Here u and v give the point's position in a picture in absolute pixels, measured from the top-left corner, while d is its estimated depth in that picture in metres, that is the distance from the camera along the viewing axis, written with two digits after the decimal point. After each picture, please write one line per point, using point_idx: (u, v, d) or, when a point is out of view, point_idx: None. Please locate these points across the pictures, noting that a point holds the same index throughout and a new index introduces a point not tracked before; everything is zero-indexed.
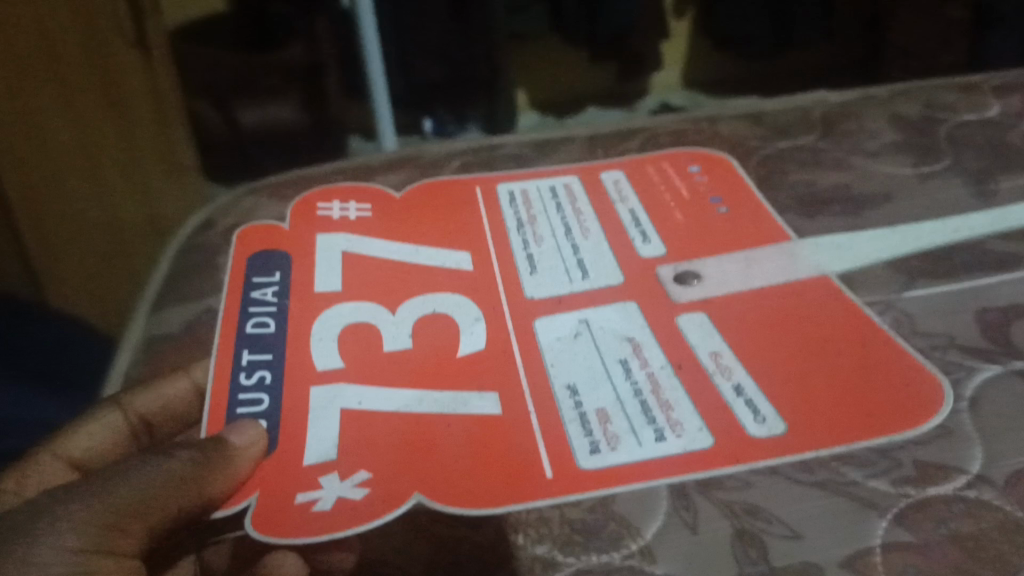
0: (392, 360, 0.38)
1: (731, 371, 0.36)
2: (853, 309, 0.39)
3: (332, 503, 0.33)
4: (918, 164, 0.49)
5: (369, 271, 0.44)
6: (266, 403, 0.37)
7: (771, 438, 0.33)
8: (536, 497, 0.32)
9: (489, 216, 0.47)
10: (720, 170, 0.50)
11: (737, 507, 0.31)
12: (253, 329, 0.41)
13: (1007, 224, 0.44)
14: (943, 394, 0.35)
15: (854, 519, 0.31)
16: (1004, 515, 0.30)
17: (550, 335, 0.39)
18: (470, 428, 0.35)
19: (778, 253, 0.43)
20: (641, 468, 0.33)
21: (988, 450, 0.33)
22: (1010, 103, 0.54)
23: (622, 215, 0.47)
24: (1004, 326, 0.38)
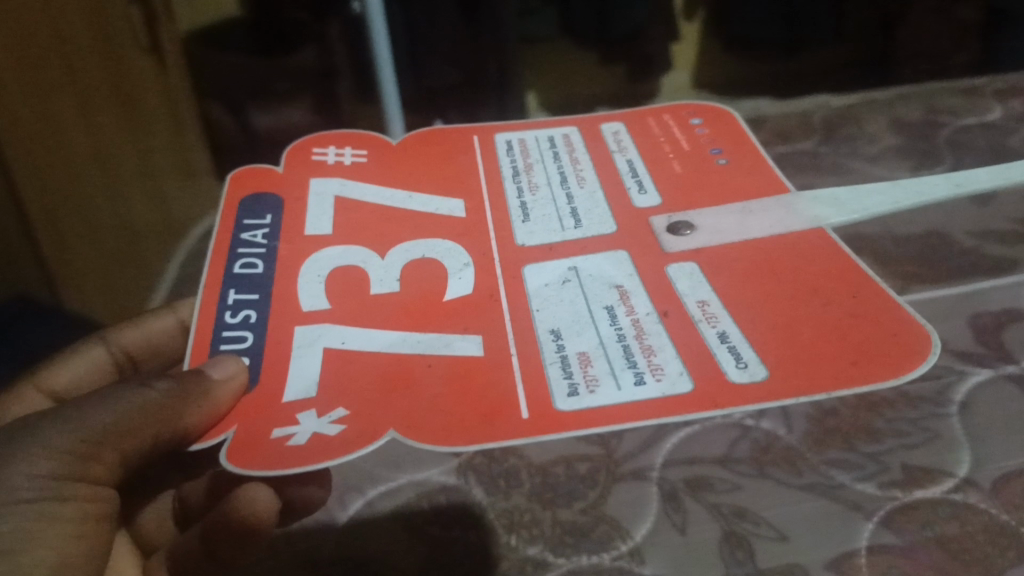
0: (379, 302, 0.38)
1: (717, 320, 0.36)
2: (845, 263, 0.39)
3: (308, 437, 0.31)
4: (917, 169, 0.49)
5: (359, 216, 0.43)
6: (250, 339, 0.36)
7: (752, 383, 0.33)
8: (510, 437, 0.32)
9: (486, 164, 0.48)
10: (723, 130, 0.50)
11: (725, 509, 0.32)
12: (242, 270, 0.39)
13: (1000, 228, 0.44)
14: (929, 344, 0.35)
15: (843, 523, 0.31)
16: (989, 518, 0.31)
17: (539, 282, 0.39)
18: (451, 369, 0.34)
19: (773, 206, 0.43)
20: (619, 412, 0.32)
21: (975, 454, 0.33)
22: (1012, 106, 0.54)
23: (620, 165, 0.47)
24: (997, 331, 0.38)
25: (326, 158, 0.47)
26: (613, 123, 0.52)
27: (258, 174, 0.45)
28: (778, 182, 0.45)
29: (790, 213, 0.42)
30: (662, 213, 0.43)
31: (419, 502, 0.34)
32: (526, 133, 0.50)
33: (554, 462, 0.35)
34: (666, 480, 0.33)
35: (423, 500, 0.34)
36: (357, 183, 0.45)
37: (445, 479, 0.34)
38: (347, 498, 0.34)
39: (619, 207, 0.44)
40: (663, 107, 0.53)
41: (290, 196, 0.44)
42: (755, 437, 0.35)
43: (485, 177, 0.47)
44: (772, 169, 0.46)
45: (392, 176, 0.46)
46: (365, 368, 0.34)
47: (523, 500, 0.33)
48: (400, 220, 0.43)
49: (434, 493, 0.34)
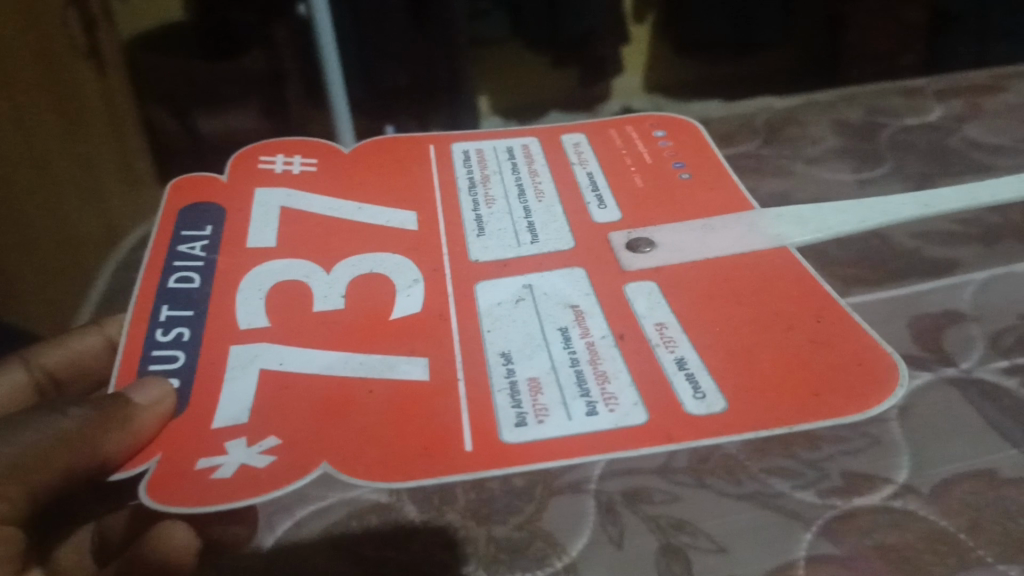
0: (321, 318, 0.38)
1: (676, 344, 0.36)
2: (809, 283, 0.39)
3: (234, 469, 0.32)
4: (858, 170, 0.49)
5: (305, 228, 0.44)
6: (183, 359, 0.36)
7: (710, 415, 0.33)
8: (448, 472, 0.32)
9: (441, 175, 0.49)
10: (684, 140, 0.51)
11: (663, 521, 0.31)
12: (176, 283, 0.40)
13: (937, 227, 0.44)
14: (898, 375, 0.35)
15: (782, 533, 0.31)
16: (928, 525, 0.31)
17: (490, 300, 0.40)
18: (394, 397, 0.34)
19: (734, 223, 0.43)
20: (566, 445, 0.33)
21: (915, 460, 0.33)
22: (952, 106, 0.55)
23: (581, 178, 0.48)
24: (937, 333, 0.38)
25: (276, 168, 0.48)
26: (574, 134, 0.53)
27: (207, 185, 0.47)
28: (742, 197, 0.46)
29: (753, 231, 0.43)
30: (623, 229, 0.44)
31: (349, 523, 0.32)
32: (485, 143, 0.51)
33: (489, 475, 0.33)
34: (604, 492, 0.33)
35: (353, 520, 0.32)
36: (307, 195, 0.46)
37: (375, 497, 0.33)
38: (274, 519, 0.32)
39: (582, 222, 0.45)
40: (630, 118, 0.54)
41: (239, 208, 0.45)
42: None
43: (439, 188, 0.48)
44: (736, 184, 0.47)
45: (341, 189, 0.47)
46: (303, 394, 0.35)
47: (457, 517, 0.32)
48: (349, 235, 0.44)
49: (365, 512, 0.32)
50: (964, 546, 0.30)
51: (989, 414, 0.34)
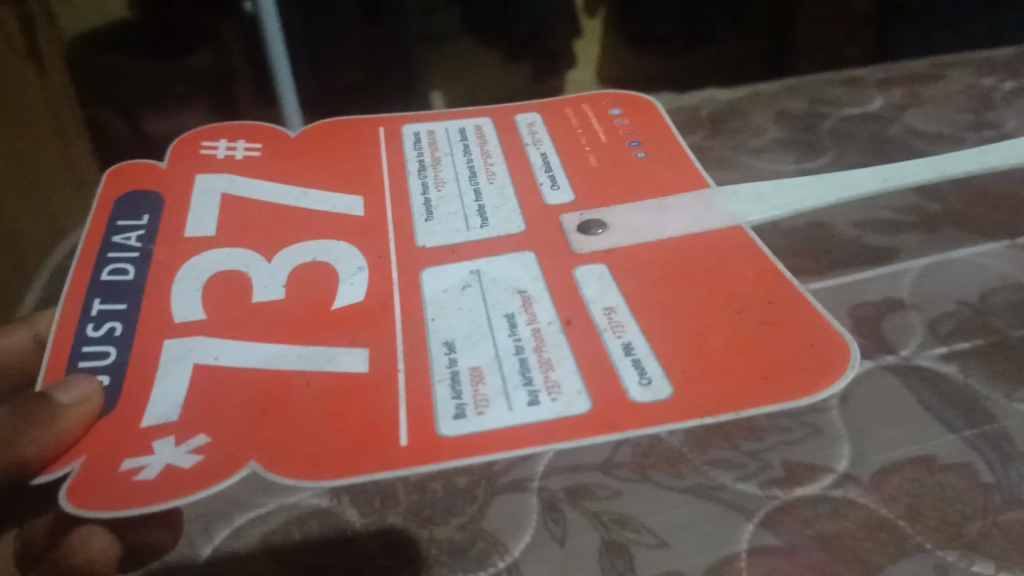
0: (264, 309, 0.39)
1: (623, 329, 0.37)
2: (764, 265, 0.40)
3: (160, 469, 0.33)
4: (800, 160, 0.50)
5: (248, 215, 0.45)
6: (114, 354, 0.37)
7: (656, 403, 0.34)
8: (387, 466, 0.33)
9: (392, 158, 0.50)
10: (640, 118, 0.53)
11: (606, 517, 0.31)
12: (110, 277, 0.41)
13: (877, 216, 0.44)
14: (849, 356, 0.36)
15: (723, 525, 0.31)
16: (867, 513, 0.31)
17: (437, 287, 0.40)
18: (329, 386, 0.35)
19: (691, 204, 0.45)
20: (507, 434, 0.34)
21: (854, 448, 0.33)
22: (892, 96, 0.55)
23: (534, 158, 0.50)
24: (876, 321, 0.38)
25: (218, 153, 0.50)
26: (529, 113, 0.54)
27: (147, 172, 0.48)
28: (696, 175, 0.47)
29: (709, 210, 0.44)
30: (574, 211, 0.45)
31: (288, 529, 0.32)
32: (437, 125, 0.53)
33: (431, 476, 0.33)
34: (547, 490, 0.32)
35: (293, 527, 0.32)
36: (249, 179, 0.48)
37: (316, 502, 0.32)
38: (211, 526, 0.32)
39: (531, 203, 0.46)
40: (583, 98, 0.56)
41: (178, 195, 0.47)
42: (637, 440, 0.34)
43: (388, 173, 0.49)
44: (689, 161, 0.49)
45: (288, 178, 0.48)
46: (241, 387, 0.36)
47: (399, 519, 0.32)
48: (294, 224, 0.44)
49: (306, 518, 0.32)
50: (902, 533, 0.30)
51: (927, 400, 0.35)
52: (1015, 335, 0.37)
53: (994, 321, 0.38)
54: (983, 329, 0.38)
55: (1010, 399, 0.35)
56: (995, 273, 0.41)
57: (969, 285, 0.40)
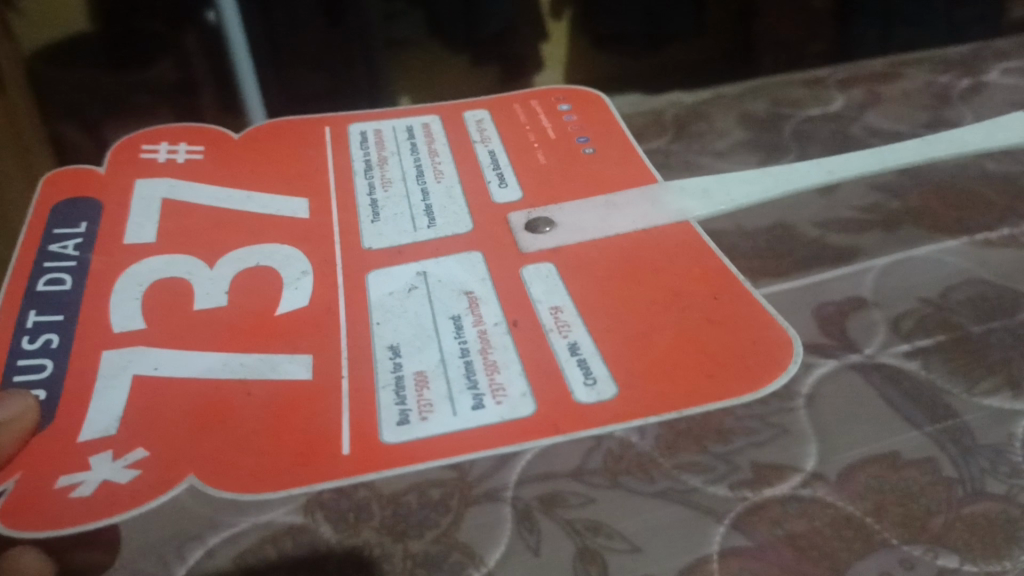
0: (204, 318, 0.40)
1: (569, 329, 0.38)
2: (708, 262, 0.42)
3: (94, 486, 0.33)
4: (764, 162, 0.50)
5: (190, 222, 0.46)
6: (50, 368, 0.38)
7: (599, 404, 0.35)
8: (328, 476, 0.33)
9: (339, 159, 0.51)
10: (587, 115, 0.55)
11: (579, 524, 0.31)
12: (47, 287, 0.42)
13: (839, 215, 0.45)
14: (792, 350, 0.37)
15: (694, 528, 0.31)
16: (835, 511, 0.31)
17: (383, 291, 0.41)
18: (273, 398, 0.36)
19: (636, 200, 0.46)
20: (450, 439, 0.34)
21: (821, 447, 0.33)
22: (852, 95, 0.56)
23: (481, 157, 0.51)
24: (841, 320, 0.39)
25: (159, 159, 0.51)
26: (477, 111, 0.56)
27: (85, 181, 0.49)
28: (643, 171, 0.49)
29: (655, 207, 0.46)
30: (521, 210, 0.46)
31: (263, 548, 0.32)
32: (383, 123, 0.54)
33: (405, 490, 0.33)
34: (520, 499, 0.32)
35: (267, 545, 0.32)
36: (191, 184, 0.49)
37: (290, 519, 0.32)
38: (186, 548, 0.32)
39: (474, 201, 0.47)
40: (531, 94, 0.57)
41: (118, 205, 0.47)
42: (608, 446, 0.34)
43: (335, 174, 0.50)
44: (632, 158, 0.50)
45: (237, 182, 0.49)
46: (181, 398, 0.36)
47: (374, 534, 0.32)
48: (239, 229, 0.45)
49: (280, 535, 0.32)
50: (869, 529, 0.31)
51: (891, 397, 0.35)
52: (976, 330, 0.38)
53: (956, 317, 0.39)
54: (944, 325, 0.39)
55: (971, 393, 0.35)
56: (955, 268, 0.42)
57: (930, 281, 0.41)
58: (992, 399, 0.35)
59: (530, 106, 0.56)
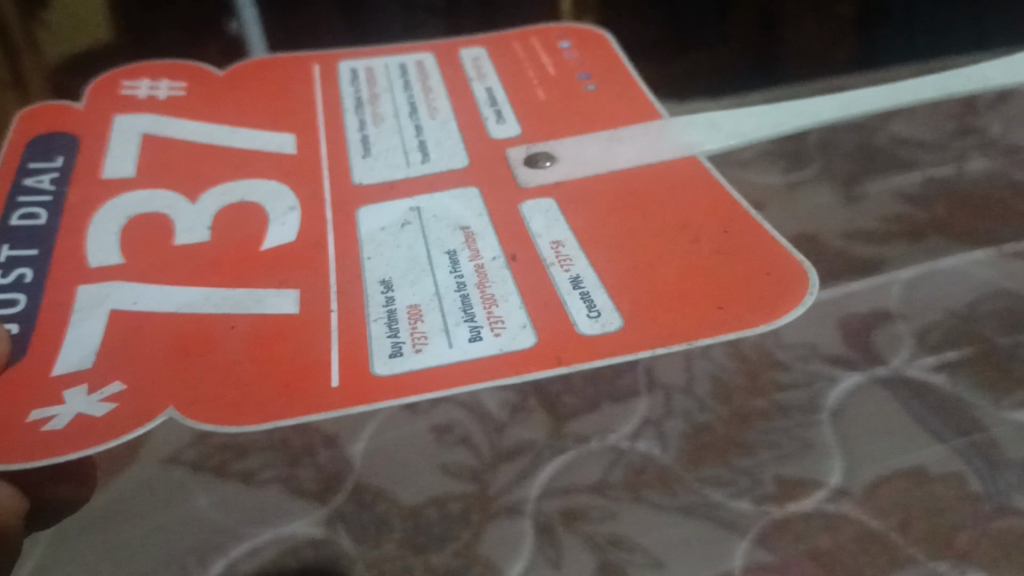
0: (182, 252, 0.44)
1: (572, 262, 0.43)
2: (707, 202, 0.46)
3: (69, 419, 0.37)
4: (787, 172, 0.50)
5: (171, 157, 0.50)
6: (23, 302, 0.41)
7: (606, 333, 0.39)
8: (312, 409, 0.37)
9: (329, 96, 0.57)
10: (588, 53, 0.61)
11: (601, 539, 0.31)
12: (23, 221, 0.46)
13: (863, 226, 0.45)
14: (807, 283, 0.41)
15: (716, 544, 0.31)
16: (861, 526, 0.31)
17: (375, 227, 0.45)
18: (256, 326, 0.40)
19: (643, 134, 0.52)
20: (443, 369, 0.38)
21: (846, 461, 0.33)
22: (876, 104, 0.55)
23: (478, 94, 0.57)
24: (866, 334, 0.38)
25: (140, 94, 0.56)
26: (473, 48, 0.62)
27: (59, 116, 0.54)
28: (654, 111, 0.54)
29: (665, 140, 0.51)
30: (521, 145, 0.52)
31: (283, 560, 0.32)
32: (374, 61, 0.60)
33: (426, 503, 0.33)
34: (541, 513, 0.32)
35: (288, 557, 0.32)
36: (170, 120, 0.54)
37: (312, 531, 0.32)
38: (208, 558, 0.32)
39: (473, 139, 0.52)
40: (518, 35, 0.63)
41: (95, 143, 0.52)
42: (630, 460, 0.34)
43: (324, 110, 0.55)
44: (634, 93, 0.56)
45: (248, 119, 0.54)
46: (160, 333, 0.40)
47: (394, 548, 0.32)
48: (227, 166, 0.50)
49: (301, 547, 0.32)
50: (895, 545, 0.30)
51: (917, 411, 0.35)
52: (1004, 342, 0.38)
53: (984, 328, 0.38)
54: (971, 337, 0.38)
55: (999, 406, 0.35)
56: (980, 280, 0.41)
57: (957, 292, 0.40)
58: (1020, 412, 0.35)
59: (530, 45, 0.62)
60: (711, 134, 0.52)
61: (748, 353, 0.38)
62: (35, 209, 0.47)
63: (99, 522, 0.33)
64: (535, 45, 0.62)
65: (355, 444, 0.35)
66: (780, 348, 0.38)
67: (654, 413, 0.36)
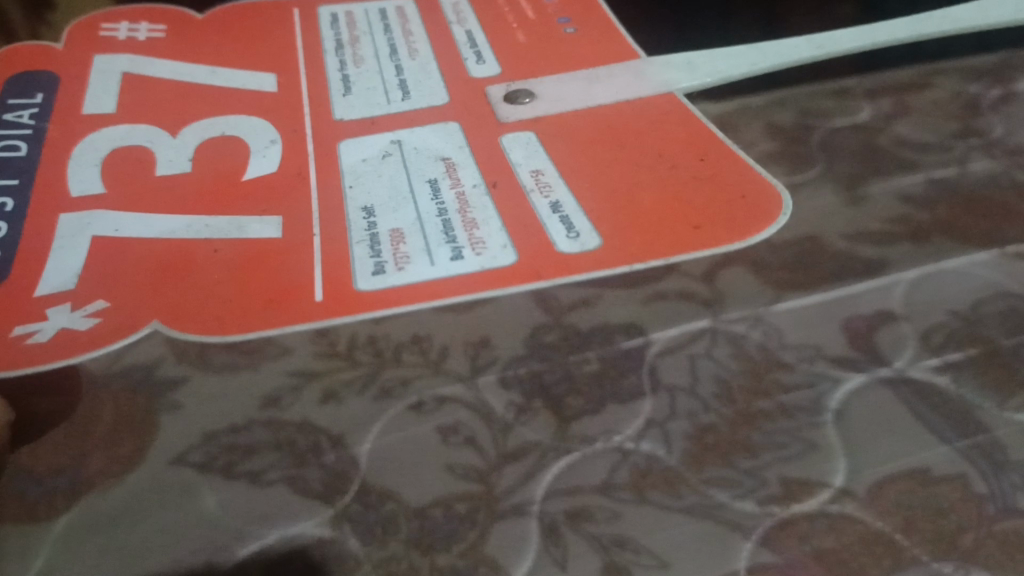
0: (165, 183, 0.48)
1: (550, 190, 0.47)
2: (676, 137, 0.51)
3: (55, 329, 0.41)
4: (790, 172, 0.50)
5: (152, 97, 0.54)
6: (6, 229, 0.45)
7: (586, 253, 0.43)
8: (305, 315, 0.41)
9: (311, 39, 0.61)
10: (566, 2, 0.65)
11: (606, 539, 0.31)
12: (6, 153, 0.50)
13: (866, 227, 0.45)
14: (780, 207, 0.46)
15: (720, 544, 0.31)
16: (865, 527, 0.31)
17: (356, 158, 0.50)
18: (239, 250, 0.44)
19: (620, 74, 0.56)
20: (431, 280, 0.42)
21: (850, 462, 0.33)
22: (881, 106, 0.55)
23: (455, 37, 0.61)
24: (870, 334, 0.39)
25: (120, 36, 0.60)
26: None
27: (44, 60, 0.57)
28: (631, 52, 0.59)
29: (638, 79, 0.56)
30: (499, 84, 0.56)
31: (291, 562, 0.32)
32: (355, 7, 0.64)
33: (432, 504, 0.33)
34: (547, 513, 0.32)
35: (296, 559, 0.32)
36: (152, 61, 0.58)
37: (318, 531, 0.33)
38: (216, 561, 0.32)
39: (451, 77, 0.57)
40: None
41: (74, 83, 0.56)
42: (635, 461, 0.34)
43: (306, 51, 0.59)
44: (606, 39, 0.60)
45: (237, 60, 0.58)
46: (144, 255, 0.44)
47: (401, 548, 0.32)
48: (206, 104, 0.54)
49: (309, 549, 0.32)
50: (899, 546, 0.31)
51: (921, 412, 0.35)
52: (1007, 343, 0.38)
53: (987, 329, 0.39)
54: (975, 338, 0.38)
55: (1003, 408, 0.35)
56: (984, 281, 0.41)
57: (960, 292, 0.41)
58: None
59: None
60: (682, 75, 0.56)
61: (752, 355, 0.38)
62: (15, 141, 0.51)
63: (106, 524, 0.33)
64: None
65: (361, 445, 0.36)
66: (783, 349, 0.38)
67: (659, 414, 0.36)
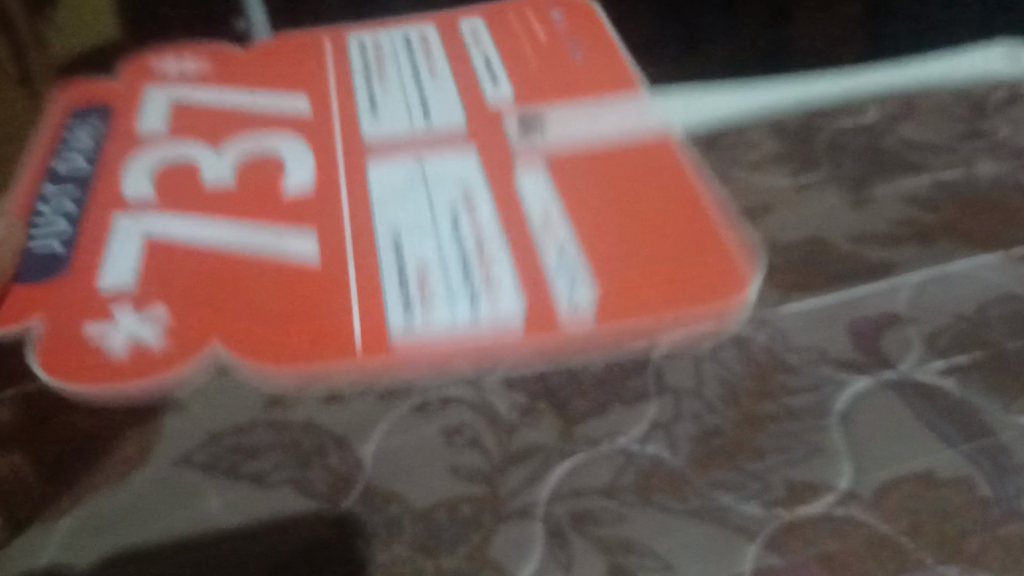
0: (213, 193, 0.46)
1: (557, 233, 0.43)
2: (693, 171, 0.48)
3: (122, 338, 0.39)
4: (795, 174, 0.50)
5: (195, 106, 0.52)
6: (69, 231, 0.44)
7: (585, 311, 0.40)
8: (336, 359, 0.38)
9: (336, 61, 0.57)
10: (576, 24, 0.60)
11: (612, 542, 0.31)
12: (69, 160, 0.49)
13: (872, 228, 0.45)
14: (758, 265, 0.42)
15: (725, 547, 0.31)
16: (870, 531, 0.31)
17: (382, 183, 0.47)
18: (278, 271, 0.42)
19: (630, 111, 0.52)
20: (443, 332, 0.39)
21: (856, 466, 0.33)
22: (886, 104, 0.55)
23: (477, 63, 0.56)
24: (876, 336, 0.38)
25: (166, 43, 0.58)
26: (472, 19, 0.60)
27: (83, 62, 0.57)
28: (634, 82, 0.55)
29: (645, 114, 0.52)
30: (513, 112, 0.52)
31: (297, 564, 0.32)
32: (380, 33, 0.59)
33: (436, 506, 0.33)
34: (552, 516, 0.32)
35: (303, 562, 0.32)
36: (194, 75, 0.56)
37: (324, 533, 0.33)
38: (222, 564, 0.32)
39: (473, 98, 0.53)
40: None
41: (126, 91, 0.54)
42: (640, 464, 0.34)
43: (330, 71, 0.56)
44: (620, 65, 0.57)
45: (257, 108, 0.52)
46: (188, 266, 0.42)
47: (406, 549, 0.32)
48: (249, 114, 0.52)
49: (314, 550, 0.32)
50: (904, 550, 0.31)
51: (926, 415, 0.35)
52: (1012, 346, 0.38)
53: (992, 332, 0.38)
54: (981, 340, 0.38)
55: (1007, 411, 0.35)
56: (989, 284, 0.41)
57: (965, 295, 0.40)
58: None
59: (524, 14, 0.61)
60: (687, 114, 0.53)
61: (758, 356, 0.38)
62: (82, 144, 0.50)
63: (112, 526, 0.34)
64: (529, 14, 0.61)
65: (365, 446, 0.36)
66: (789, 351, 0.38)
67: (663, 416, 0.36)
